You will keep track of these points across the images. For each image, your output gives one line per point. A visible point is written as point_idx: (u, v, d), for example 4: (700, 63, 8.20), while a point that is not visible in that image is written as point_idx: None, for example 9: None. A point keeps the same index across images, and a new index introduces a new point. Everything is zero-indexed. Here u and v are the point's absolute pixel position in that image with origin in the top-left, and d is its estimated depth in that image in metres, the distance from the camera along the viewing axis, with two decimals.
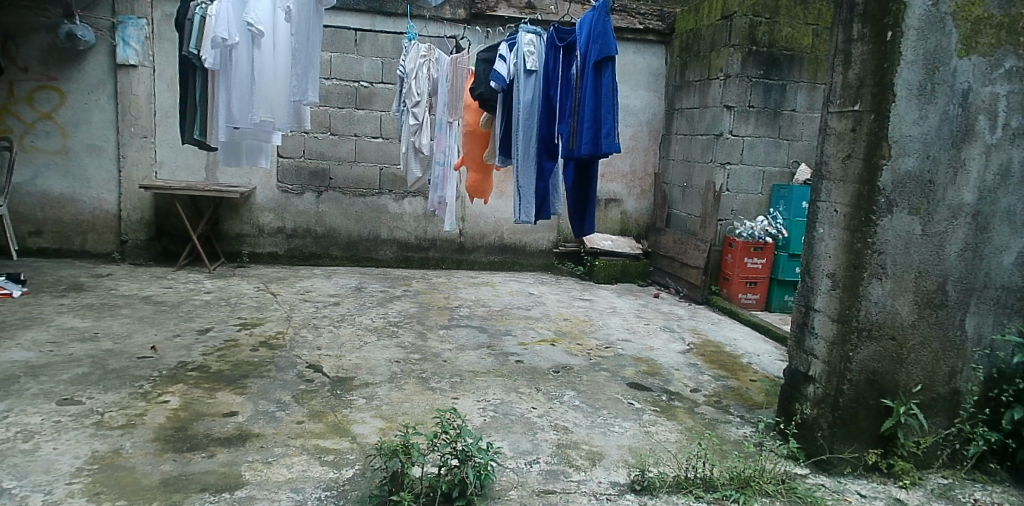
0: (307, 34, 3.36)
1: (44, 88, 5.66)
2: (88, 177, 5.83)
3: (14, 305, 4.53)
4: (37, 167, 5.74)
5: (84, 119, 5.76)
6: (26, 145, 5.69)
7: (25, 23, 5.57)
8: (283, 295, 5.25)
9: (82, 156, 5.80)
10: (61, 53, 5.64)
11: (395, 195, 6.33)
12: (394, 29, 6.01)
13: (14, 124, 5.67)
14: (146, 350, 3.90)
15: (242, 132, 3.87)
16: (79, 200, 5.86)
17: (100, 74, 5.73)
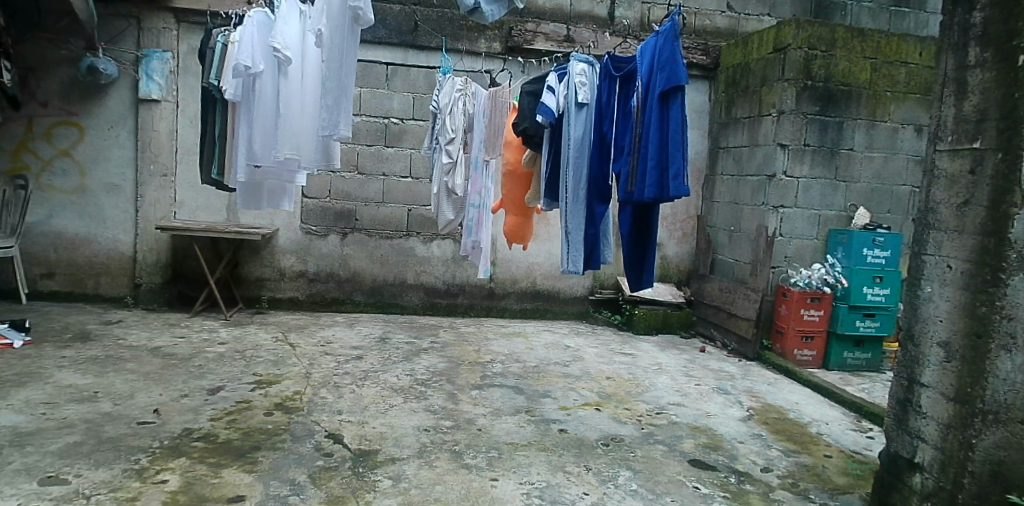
0: (339, 60, 2.98)
1: (63, 123, 5.30)
2: (105, 217, 5.43)
3: (10, 358, 3.79)
4: (53, 206, 5.34)
5: (103, 155, 5.39)
6: (42, 184, 5.32)
7: (47, 56, 5.21)
8: (302, 346, 4.55)
9: (100, 195, 5.41)
10: (83, 88, 5.30)
11: (424, 237, 5.76)
12: (428, 64, 5.58)
13: (31, 161, 5.30)
14: (149, 414, 3.30)
15: (264, 172, 3.48)
16: (95, 241, 5.44)
17: (122, 109, 5.37)
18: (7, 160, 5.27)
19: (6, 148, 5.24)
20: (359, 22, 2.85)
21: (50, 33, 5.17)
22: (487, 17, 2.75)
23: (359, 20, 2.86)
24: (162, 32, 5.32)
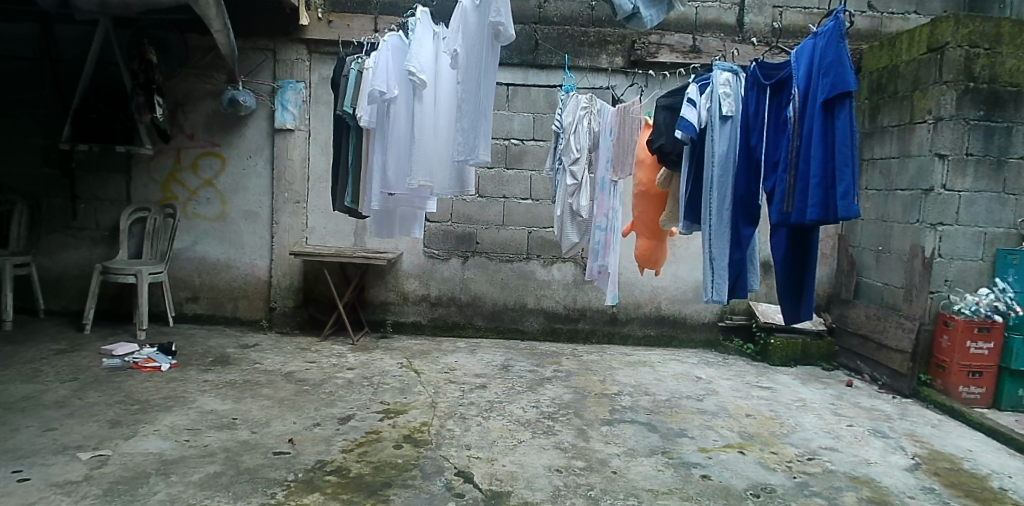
0: (477, 81, 2.91)
1: (206, 153, 4.53)
2: (243, 243, 4.60)
3: (159, 381, 3.44)
4: (197, 234, 4.59)
5: (243, 184, 4.56)
6: (186, 214, 4.57)
7: (190, 90, 4.49)
8: (426, 373, 4.26)
9: (239, 224, 4.59)
10: (225, 116, 4.51)
11: (544, 260, 5.30)
12: (548, 83, 5.22)
13: (178, 190, 4.56)
14: (283, 443, 3.05)
15: (397, 199, 3.44)
16: (235, 266, 4.63)
17: (260, 138, 4.52)
18: (157, 190, 4.56)
19: (154, 178, 4.54)
20: (499, 38, 2.78)
21: (196, 67, 4.47)
22: (645, 23, 2.60)
23: (499, 36, 2.78)
24: (278, 52, 4.47)
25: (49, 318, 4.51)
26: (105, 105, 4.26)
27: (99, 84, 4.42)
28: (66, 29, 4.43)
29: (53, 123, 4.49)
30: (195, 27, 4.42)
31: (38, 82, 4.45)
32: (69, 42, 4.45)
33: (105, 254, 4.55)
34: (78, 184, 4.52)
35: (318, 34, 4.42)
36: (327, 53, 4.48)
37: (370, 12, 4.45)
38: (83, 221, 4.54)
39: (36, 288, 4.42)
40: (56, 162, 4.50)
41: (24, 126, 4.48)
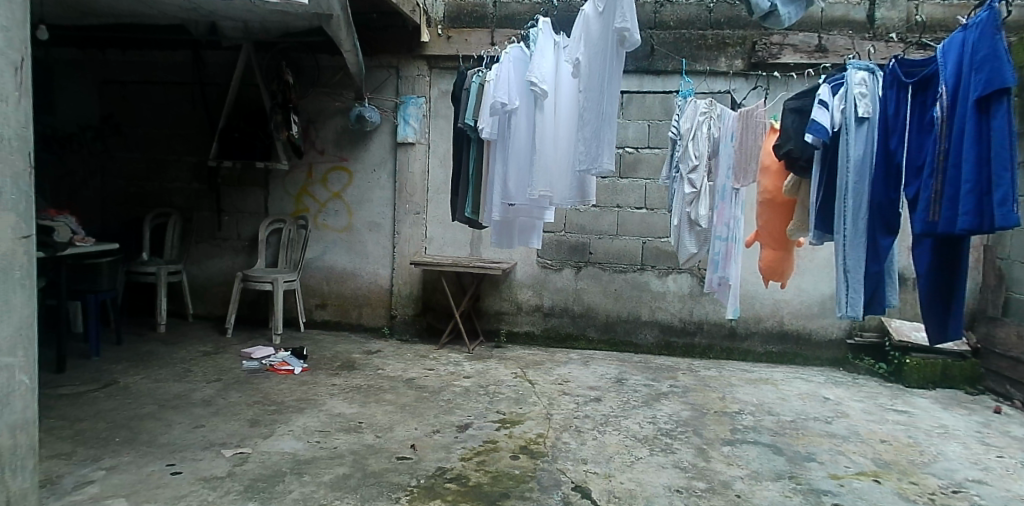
0: (600, 89, 2.88)
1: (335, 168, 4.76)
2: (367, 252, 4.78)
3: (292, 383, 3.65)
4: (325, 245, 4.82)
5: (367, 196, 4.75)
6: (317, 225, 4.82)
7: (322, 108, 4.73)
8: (540, 384, 4.23)
9: (364, 234, 4.77)
10: (353, 131, 4.72)
11: (659, 271, 5.12)
12: (664, 89, 5.04)
13: (309, 203, 4.83)
14: (406, 448, 3.10)
15: (516, 209, 3.45)
16: (359, 274, 4.81)
17: (383, 152, 4.69)
18: (290, 202, 4.84)
19: (289, 192, 4.83)
20: (624, 44, 2.73)
21: (327, 86, 4.71)
22: (783, 21, 2.47)
23: (625, 42, 2.73)
24: (401, 69, 4.63)
25: (196, 322, 4.91)
26: (247, 125, 4.59)
27: (242, 104, 4.78)
28: (214, 55, 4.82)
29: (204, 142, 4.89)
30: (326, 49, 4.65)
31: (192, 105, 4.87)
32: (218, 68, 4.84)
33: (246, 262, 4.89)
34: (223, 198, 4.89)
35: (437, 49, 4.54)
36: (446, 68, 4.60)
37: (487, 26, 4.52)
38: (227, 232, 4.90)
39: (186, 294, 4.83)
40: (205, 178, 4.90)
41: (180, 145, 4.91)
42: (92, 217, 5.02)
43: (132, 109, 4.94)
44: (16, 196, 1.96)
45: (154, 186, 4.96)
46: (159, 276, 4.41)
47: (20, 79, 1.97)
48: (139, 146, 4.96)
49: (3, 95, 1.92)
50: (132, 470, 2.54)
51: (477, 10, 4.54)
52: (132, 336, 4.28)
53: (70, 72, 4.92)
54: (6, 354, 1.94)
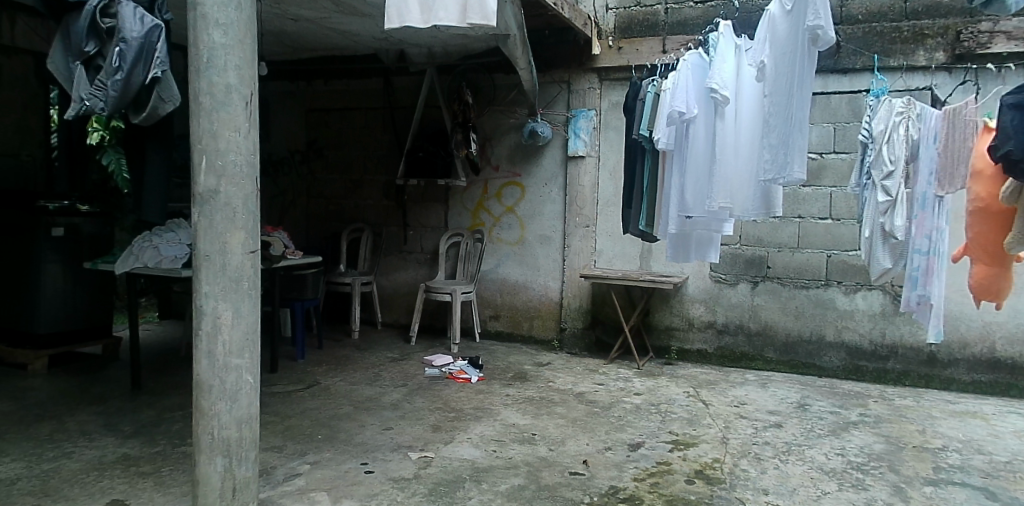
0: (788, 93, 2.68)
1: (509, 183, 4.90)
2: (537, 265, 4.84)
3: (469, 391, 3.80)
4: (500, 257, 4.96)
5: (539, 209, 4.81)
6: (491, 238, 4.97)
7: (496, 125, 4.89)
8: (715, 406, 4.03)
9: (535, 248, 4.84)
10: (525, 147, 4.82)
11: (846, 288, 4.58)
12: (852, 89, 4.52)
13: (485, 217, 5.00)
14: (578, 464, 3.06)
15: (694, 222, 3.32)
16: (531, 287, 4.88)
17: (554, 166, 4.74)
18: (468, 217, 5.06)
19: (467, 207, 5.06)
20: (817, 43, 2.53)
21: (502, 104, 4.86)
22: (1009, 8, 2.14)
23: (818, 41, 2.53)
24: (572, 84, 4.67)
25: (384, 329, 5.29)
26: (430, 144, 4.86)
27: (425, 125, 5.09)
28: (400, 80, 5.16)
29: (391, 161, 5.26)
30: (501, 68, 4.80)
31: (381, 128, 5.27)
32: (404, 92, 5.17)
33: (427, 274, 5.18)
34: (408, 213, 5.22)
35: (608, 61, 4.53)
36: (617, 79, 4.56)
37: (659, 34, 4.43)
38: (411, 246, 5.23)
39: (376, 303, 5.23)
40: (393, 195, 5.27)
41: (371, 166, 5.33)
42: (300, 232, 5.62)
43: (332, 134, 5.45)
44: (246, 215, 2.18)
45: (349, 204, 5.42)
46: (354, 286, 4.82)
47: (251, 112, 2.18)
48: (335, 167, 5.46)
49: (237, 127, 2.15)
50: (332, 466, 2.76)
51: (649, 18, 4.45)
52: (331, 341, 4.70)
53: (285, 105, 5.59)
54: (236, 356, 2.17)
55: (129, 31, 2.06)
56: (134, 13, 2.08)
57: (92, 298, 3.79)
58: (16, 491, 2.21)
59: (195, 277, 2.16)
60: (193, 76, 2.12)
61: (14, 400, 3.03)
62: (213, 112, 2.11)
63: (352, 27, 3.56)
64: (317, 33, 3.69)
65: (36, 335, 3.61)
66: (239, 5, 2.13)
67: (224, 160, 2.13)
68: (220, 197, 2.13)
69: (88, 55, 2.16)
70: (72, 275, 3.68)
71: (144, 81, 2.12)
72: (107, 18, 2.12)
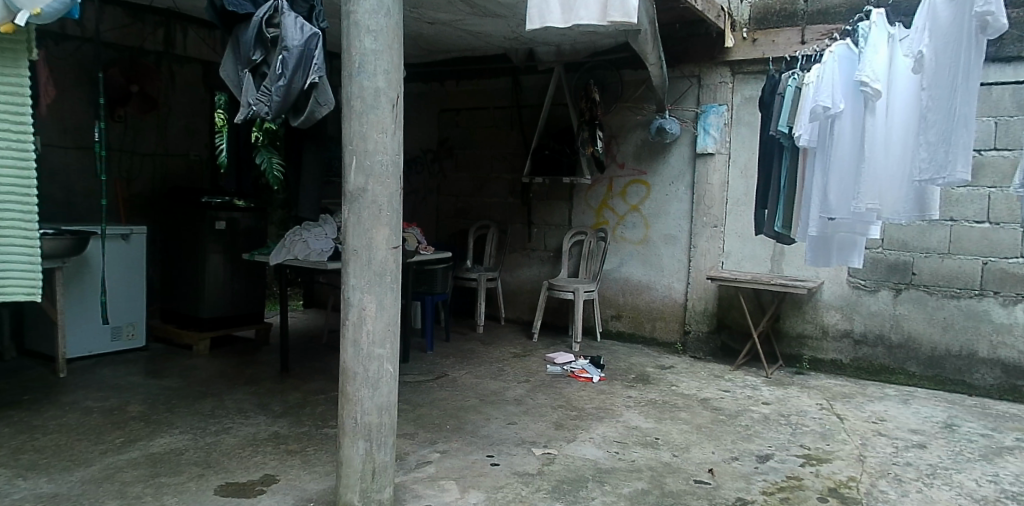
0: (950, 85, 2.40)
1: (635, 181, 4.82)
2: (661, 265, 4.73)
3: (591, 390, 3.79)
4: (623, 257, 4.90)
5: (664, 208, 4.70)
6: (615, 237, 4.92)
7: (624, 122, 4.83)
8: (850, 420, 3.74)
9: (659, 247, 4.73)
10: (653, 143, 4.72)
11: (1004, 299, 4.11)
12: (1017, 79, 4.00)
13: (609, 216, 4.96)
14: (703, 472, 2.94)
15: (837, 224, 3.13)
16: (654, 288, 4.78)
17: (682, 163, 4.62)
18: (591, 215, 5.04)
19: (591, 205, 5.03)
20: (987, 30, 2.27)
21: (630, 100, 4.78)
22: None
23: (987, 28, 2.27)
24: (703, 78, 4.51)
25: (507, 324, 5.39)
26: (556, 142, 4.89)
27: (551, 123, 5.11)
28: (529, 78, 5.21)
29: (516, 159, 5.33)
30: (630, 64, 4.72)
31: (508, 126, 5.34)
32: (532, 90, 5.21)
33: (550, 272, 5.21)
34: (533, 211, 5.28)
35: (742, 54, 4.34)
36: (752, 72, 4.36)
37: (798, 24, 4.18)
38: (535, 243, 5.28)
39: (500, 298, 5.34)
40: (519, 193, 5.34)
41: (497, 164, 5.43)
42: (430, 227, 5.85)
43: (461, 133, 5.60)
44: (390, 212, 2.30)
45: (476, 202, 5.56)
46: (480, 282, 4.96)
47: (396, 114, 2.29)
48: (462, 164, 5.62)
49: (385, 129, 2.26)
50: (460, 456, 2.84)
51: (787, 7, 4.22)
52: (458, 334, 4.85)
53: (418, 104, 5.85)
54: (378, 346, 2.30)
55: (291, 39, 2.24)
56: (295, 23, 2.26)
57: (248, 286, 4.14)
58: (185, 460, 2.44)
59: (343, 270, 2.31)
60: (347, 81, 2.25)
61: (179, 376, 3.36)
62: (363, 115, 2.24)
63: (484, 28, 3.63)
64: (451, 34, 3.79)
65: (201, 319, 3.97)
66: (388, 12, 2.24)
67: (372, 160, 2.26)
68: (367, 195, 2.27)
69: (255, 63, 2.35)
70: (232, 265, 4.02)
71: (302, 86, 2.27)
72: (272, 28, 2.32)
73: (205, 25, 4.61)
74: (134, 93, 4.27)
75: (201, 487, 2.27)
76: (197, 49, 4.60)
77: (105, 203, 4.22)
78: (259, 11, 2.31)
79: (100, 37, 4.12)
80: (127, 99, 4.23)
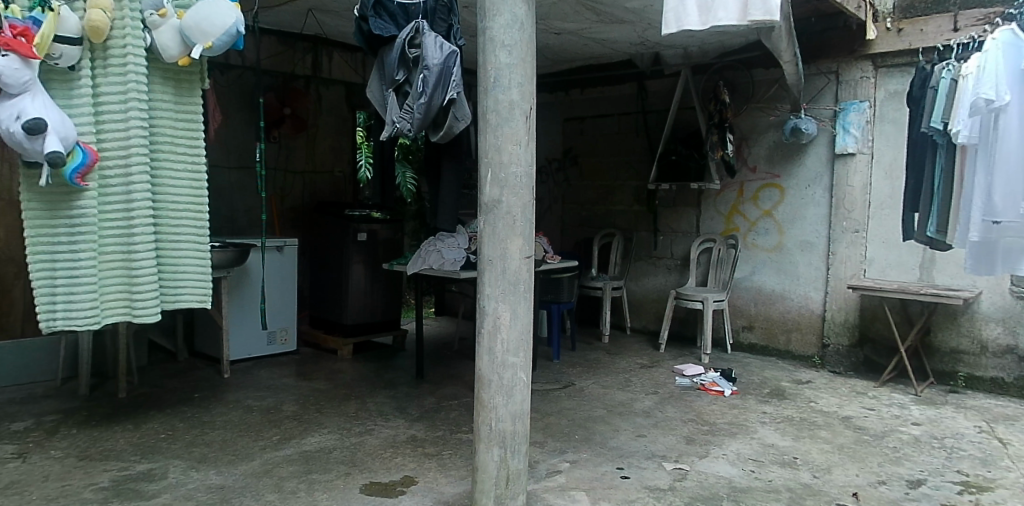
0: None
1: (768, 185, 4.60)
2: (798, 273, 4.48)
3: (723, 404, 3.65)
4: (755, 265, 4.69)
5: (801, 213, 4.45)
6: (747, 243, 4.73)
7: (755, 124, 4.63)
8: (1017, 446, 3.32)
9: (795, 254, 4.48)
10: (786, 144, 4.49)
11: None
12: None
13: (740, 222, 4.77)
14: (847, 496, 2.72)
15: (1004, 227, 2.79)
16: (789, 297, 4.53)
17: (820, 165, 4.35)
18: (721, 222, 4.87)
19: (721, 211, 4.86)
20: None
21: (761, 101, 4.57)
22: None
23: None
24: (842, 74, 4.24)
25: (634, 334, 5.31)
26: (684, 147, 4.79)
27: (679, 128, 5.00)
28: (655, 83, 5.10)
29: (642, 165, 5.24)
30: (761, 62, 4.52)
31: (634, 132, 5.27)
32: (659, 95, 5.11)
33: (678, 280, 5.09)
34: (659, 218, 5.18)
35: (885, 46, 4.03)
36: (897, 65, 4.04)
37: (949, 10, 3.84)
38: (662, 251, 5.18)
39: (625, 308, 5.29)
40: (644, 199, 5.26)
41: (623, 171, 5.38)
42: (556, 236, 5.90)
43: (587, 141, 5.60)
44: (524, 222, 2.33)
45: (601, 209, 5.54)
46: (605, 291, 4.96)
47: (530, 125, 2.31)
48: (586, 173, 5.63)
49: (518, 140, 2.29)
50: (590, 467, 2.82)
51: None
52: (585, 344, 4.84)
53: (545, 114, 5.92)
54: (512, 354, 2.33)
55: (431, 59, 2.34)
56: (435, 42, 2.35)
57: (386, 293, 4.34)
58: (333, 459, 2.59)
59: (479, 279, 2.37)
60: (482, 95, 2.30)
61: (325, 379, 3.58)
62: (498, 128, 2.28)
63: (610, 35, 3.62)
64: (577, 43, 3.81)
65: (345, 325, 4.21)
66: (521, 26, 2.27)
67: (507, 172, 2.30)
68: (501, 206, 2.31)
69: (398, 82, 2.47)
70: (372, 274, 4.24)
71: (442, 103, 2.38)
72: (413, 49, 2.43)
73: (348, 49, 4.91)
74: (287, 115, 4.60)
75: (348, 485, 2.40)
76: (341, 72, 4.89)
77: (264, 218, 4.57)
78: (401, 33, 2.42)
79: (259, 64, 4.48)
80: (281, 121, 4.56)
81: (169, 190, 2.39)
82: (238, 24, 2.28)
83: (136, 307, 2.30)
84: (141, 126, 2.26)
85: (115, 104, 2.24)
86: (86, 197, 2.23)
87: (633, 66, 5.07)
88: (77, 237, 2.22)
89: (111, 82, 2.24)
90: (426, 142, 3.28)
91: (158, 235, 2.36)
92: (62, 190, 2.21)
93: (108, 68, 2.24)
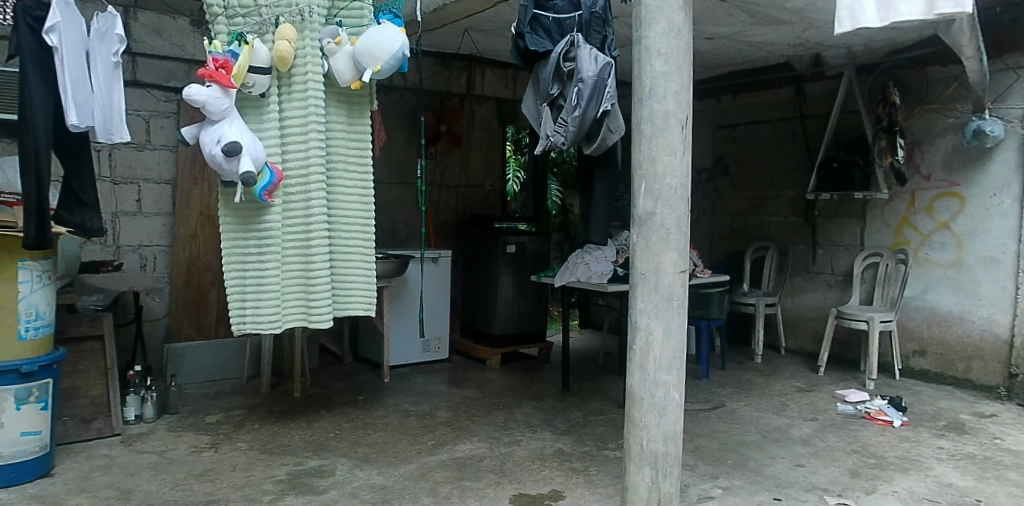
0: None
1: (945, 195, 4.17)
2: (980, 293, 4.03)
3: (891, 436, 3.36)
4: (929, 282, 4.28)
5: (984, 225, 3.99)
6: (920, 258, 4.32)
7: (931, 127, 4.22)
8: None
9: (977, 271, 4.04)
10: (967, 149, 4.05)
11: None
12: None
13: (911, 235, 4.37)
14: None
15: None
16: (969, 320, 4.09)
17: (1009, 171, 3.88)
18: (889, 234, 4.49)
19: (890, 223, 4.47)
20: None
21: (937, 101, 4.17)
22: None
23: None
24: None
25: (789, 355, 5.03)
26: (847, 153, 4.51)
27: (841, 134, 4.68)
28: (813, 85, 4.80)
29: (799, 174, 4.96)
30: (938, 59, 4.12)
31: (790, 139, 4.99)
32: (818, 98, 4.80)
33: (839, 298, 4.76)
34: (819, 231, 4.88)
35: None
36: None
37: None
38: (821, 267, 4.86)
39: (780, 327, 5.02)
40: (802, 210, 4.98)
41: (777, 181, 5.12)
42: (705, 249, 5.71)
43: (739, 149, 5.38)
44: (678, 235, 2.25)
45: (753, 221, 5.30)
46: (758, 307, 4.77)
47: (685, 135, 2.24)
48: (739, 182, 5.40)
49: (674, 150, 2.22)
50: (745, 495, 2.69)
51: None
52: (734, 363, 4.64)
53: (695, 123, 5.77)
54: (665, 372, 2.27)
55: (586, 71, 2.33)
56: (590, 55, 2.34)
57: (531, 303, 4.40)
58: (484, 467, 2.66)
59: (631, 293, 2.33)
60: (636, 106, 2.26)
61: (475, 387, 3.69)
62: (653, 138, 2.23)
63: (766, 38, 3.45)
64: (730, 48, 3.68)
65: (493, 336, 4.32)
66: (679, 33, 2.20)
67: (662, 183, 2.23)
68: (655, 219, 2.25)
69: (552, 96, 2.49)
70: (519, 285, 4.31)
71: (595, 115, 2.36)
72: (568, 62, 2.43)
73: (499, 65, 5.03)
74: (443, 133, 4.70)
75: (499, 495, 2.45)
76: (491, 87, 5.02)
77: (422, 231, 4.78)
78: (556, 47, 2.44)
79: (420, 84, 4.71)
80: (437, 138, 4.69)
81: (343, 207, 2.53)
82: (404, 48, 2.37)
83: (312, 314, 2.48)
84: (320, 148, 2.43)
85: (298, 128, 2.43)
86: (272, 213, 2.44)
87: (789, 69, 4.81)
88: (265, 249, 2.44)
89: (295, 108, 2.43)
90: (580, 157, 3.27)
91: (332, 249, 2.52)
92: (252, 206, 2.43)
93: (292, 94, 2.43)
